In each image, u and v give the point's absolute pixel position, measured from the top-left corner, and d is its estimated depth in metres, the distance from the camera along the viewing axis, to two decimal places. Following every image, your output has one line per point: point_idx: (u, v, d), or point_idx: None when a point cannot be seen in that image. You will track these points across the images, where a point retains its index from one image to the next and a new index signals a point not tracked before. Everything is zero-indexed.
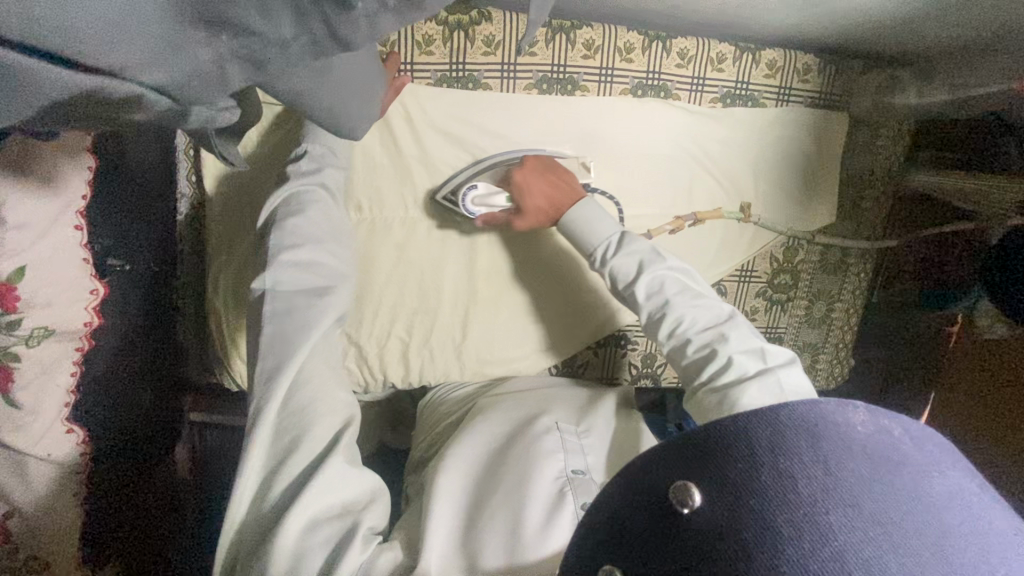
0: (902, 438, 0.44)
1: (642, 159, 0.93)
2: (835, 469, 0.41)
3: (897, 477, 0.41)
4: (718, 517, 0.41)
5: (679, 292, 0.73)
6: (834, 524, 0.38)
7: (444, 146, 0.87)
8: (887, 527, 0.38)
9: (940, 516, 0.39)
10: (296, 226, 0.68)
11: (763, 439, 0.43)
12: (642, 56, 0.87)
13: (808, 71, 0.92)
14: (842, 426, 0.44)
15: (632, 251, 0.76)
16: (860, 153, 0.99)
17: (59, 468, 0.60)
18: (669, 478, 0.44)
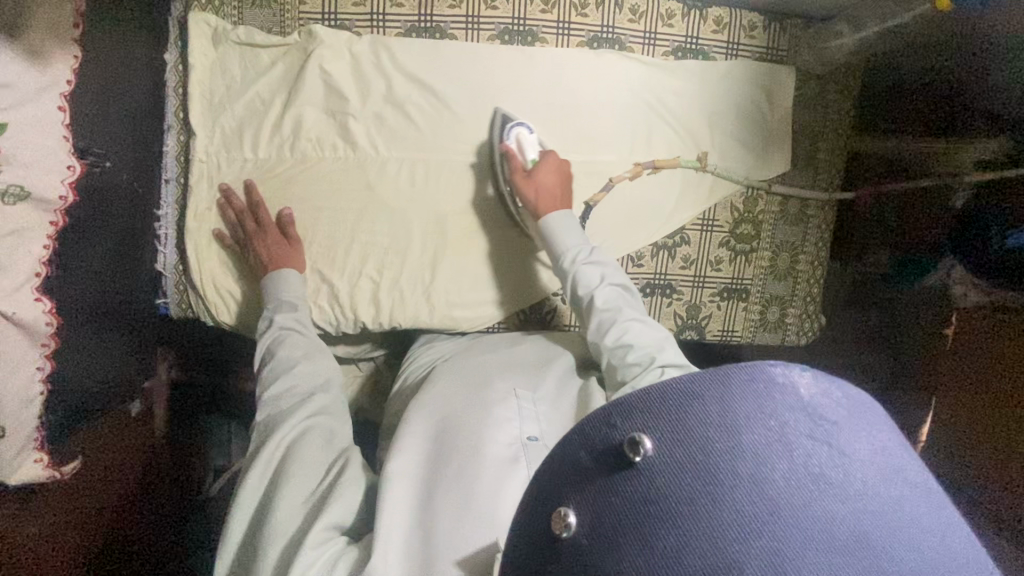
0: (842, 401, 0.38)
1: (601, 107, 0.99)
2: (782, 421, 0.37)
3: (845, 439, 0.37)
4: (659, 474, 0.38)
5: (630, 308, 0.80)
6: (760, 496, 0.35)
7: (413, 90, 0.94)
8: (822, 488, 0.35)
9: (883, 483, 0.36)
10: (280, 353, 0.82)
11: (714, 392, 0.39)
12: (596, 12, 0.96)
13: (754, 28, 1.00)
14: (785, 389, 0.38)
15: (596, 263, 0.83)
16: (810, 107, 1.05)
17: (25, 335, 0.62)
18: (620, 432, 0.40)
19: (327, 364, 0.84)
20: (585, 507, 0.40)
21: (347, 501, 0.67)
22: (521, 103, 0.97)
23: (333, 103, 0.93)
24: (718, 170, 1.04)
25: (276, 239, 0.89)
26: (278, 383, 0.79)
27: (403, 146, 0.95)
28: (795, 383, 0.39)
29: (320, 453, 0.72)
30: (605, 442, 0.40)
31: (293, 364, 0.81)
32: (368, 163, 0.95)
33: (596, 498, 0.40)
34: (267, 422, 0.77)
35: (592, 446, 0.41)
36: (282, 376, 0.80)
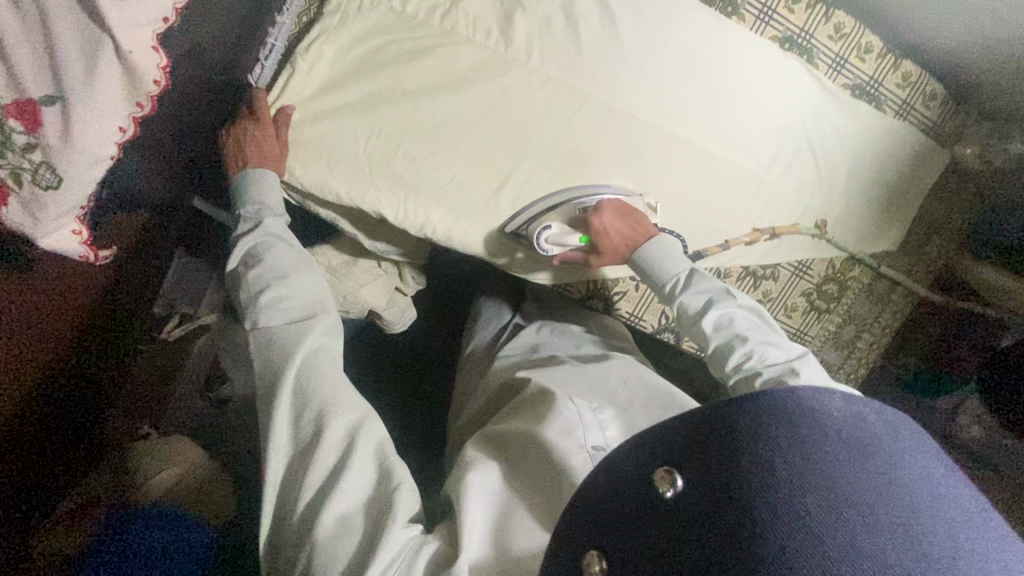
0: (874, 422, 0.48)
1: (762, 113, 0.93)
2: (814, 449, 0.44)
3: (872, 467, 0.44)
4: (696, 498, 0.45)
5: (750, 327, 0.79)
6: (813, 504, 0.41)
7: (592, 10, 0.84)
8: (858, 508, 0.41)
9: (915, 501, 0.42)
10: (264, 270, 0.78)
11: (744, 418, 0.47)
12: (802, 13, 0.89)
13: (932, 99, 0.96)
14: (819, 412, 0.47)
15: (701, 290, 0.82)
16: (942, 198, 1.04)
17: (127, 83, 0.51)
18: (653, 467, 0.50)
19: (320, 284, 0.82)
20: (633, 538, 0.48)
21: (411, 489, 0.69)
22: (686, 75, 0.89)
23: None
24: (834, 223, 1.01)
25: (272, 153, 0.81)
26: (269, 292, 0.77)
27: (557, 64, 0.86)
28: (820, 414, 0.47)
29: (327, 383, 0.73)
30: (643, 477, 0.51)
31: (285, 275, 0.79)
32: (514, 68, 0.85)
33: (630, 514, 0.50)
34: (263, 338, 0.76)
35: (628, 484, 0.51)
36: (273, 286, 0.78)
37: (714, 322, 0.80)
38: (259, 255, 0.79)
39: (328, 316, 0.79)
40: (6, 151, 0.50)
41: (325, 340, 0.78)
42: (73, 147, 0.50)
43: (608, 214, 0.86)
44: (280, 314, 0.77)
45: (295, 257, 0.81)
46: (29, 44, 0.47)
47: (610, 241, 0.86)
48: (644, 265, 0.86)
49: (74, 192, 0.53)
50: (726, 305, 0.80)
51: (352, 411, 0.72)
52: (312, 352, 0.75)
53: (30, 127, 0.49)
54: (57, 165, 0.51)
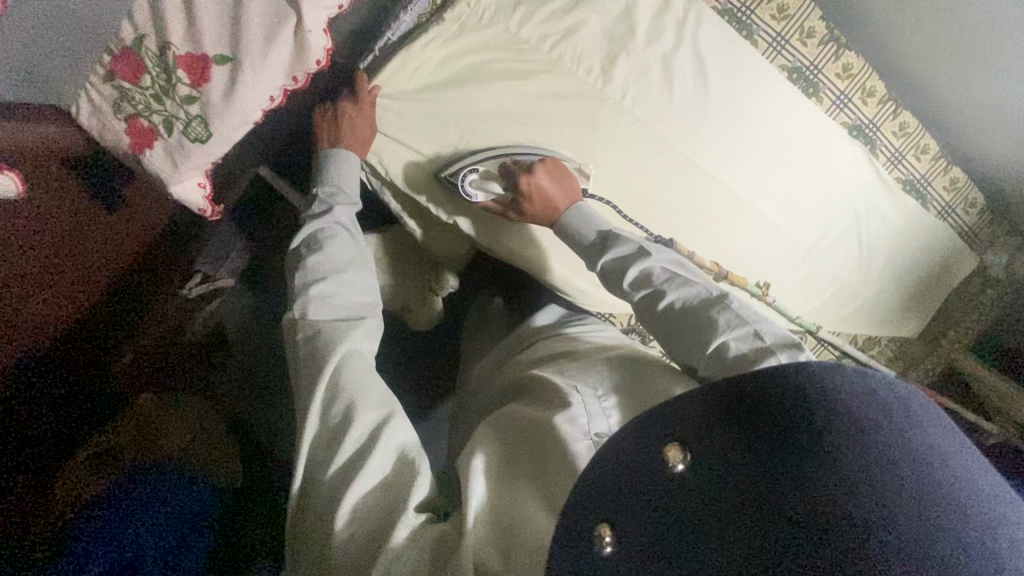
0: (889, 395, 0.43)
1: (820, 188, 0.98)
2: (823, 428, 0.40)
3: (891, 447, 0.39)
4: (709, 479, 0.42)
5: (669, 278, 0.67)
6: (832, 492, 0.37)
7: (690, 64, 0.89)
8: (886, 496, 0.36)
9: (942, 482, 0.37)
10: (318, 262, 0.71)
11: (756, 400, 0.44)
12: (875, 106, 0.95)
13: (972, 205, 1.04)
14: (831, 388, 0.42)
15: (625, 247, 0.70)
16: (963, 298, 1.12)
17: (293, 60, 0.53)
18: (660, 443, 0.46)
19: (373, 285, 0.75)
20: (644, 510, 0.44)
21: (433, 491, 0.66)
22: (761, 140, 0.94)
23: (619, 30, 0.87)
24: (864, 301, 1.07)
25: (355, 135, 0.81)
26: (324, 282, 0.70)
27: (647, 109, 0.90)
28: (831, 391, 0.42)
29: (368, 383, 0.64)
30: (649, 450, 0.46)
31: (342, 267, 0.72)
32: (607, 104, 0.89)
33: (646, 486, 0.45)
34: (307, 332, 0.68)
35: (633, 456, 0.46)
36: (328, 278, 0.71)
37: (633, 280, 0.68)
38: (321, 242, 0.73)
39: (373, 319, 0.71)
40: (165, 99, 0.52)
41: (366, 342, 0.69)
42: (230, 108, 0.52)
43: (536, 172, 0.79)
44: (327, 308, 0.69)
45: (354, 248, 0.75)
46: (219, 6, 0.50)
47: (533, 203, 0.79)
48: (569, 230, 0.77)
49: (217, 148, 0.54)
50: (641, 260, 0.68)
51: (377, 411, 0.62)
52: (353, 352, 0.66)
53: (196, 80, 0.51)
54: (210, 121, 0.53)
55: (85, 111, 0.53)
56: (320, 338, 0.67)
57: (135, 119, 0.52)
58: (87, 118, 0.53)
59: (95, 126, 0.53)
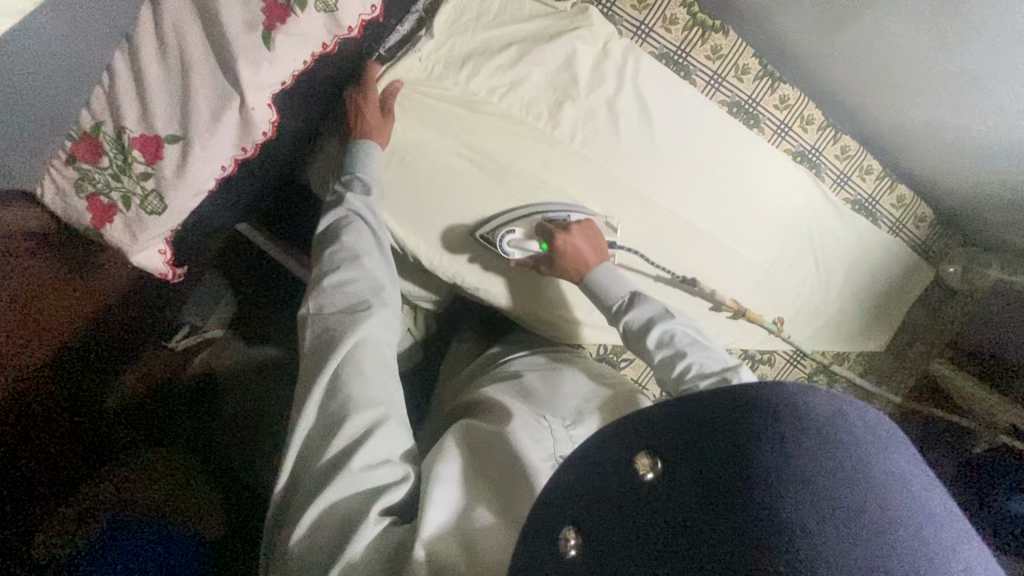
0: (856, 423, 0.41)
1: (774, 212, 1.02)
2: (792, 446, 0.38)
3: (850, 462, 0.38)
4: (666, 488, 0.41)
5: (689, 342, 0.78)
6: (790, 507, 0.36)
7: (633, 105, 0.94)
8: (840, 515, 0.35)
9: (890, 499, 0.37)
10: (337, 253, 0.74)
11: (717, 412, 0.42)
12: (815, 133, 1.00)
13: (922, 220, 1.08)
14: (801, 407, 0.41)
15: (647, 309, 0.82)
16: (924, 309, 1.14)
17: (240, 135, 0.58)
18: (626, 450, 0.46)
19: (389, 276, 0.77)
20: (606, 514, 0.44)
21: None
22: (710, 171, 0.98)
23: (564, 78, 0.92)
24: (829, 319, 1.10)
25: (377, 120, 0.82)
26: (341, 273, 0.73)
27: (597, 148, 0.94)
28: (797, 406, 0.41)
29: (365, 369, 0.66)
30: (619, 459, 0.46)
31: (358, 256, 0.74)
32: (559, 145, 0.93)
33: (616, 494, 0.44)
34: (320, 321, 0.70)
35: (601, 464, 0.46)
36: (345, 268, 0.73)
37: (656, 342, 0.79)
38: (339, 231, 0.76)
39: (386, 308, 0.73)
40: (123, 177, 0.56)
41: (375, 330, 0.71)
42: (181, 179, 0.57)
43: (579, 233, 0.86)
44: (339, 297, 0.71)
45: (370, 238, 0.78)
46: (169, 90, 0.55)
47: (574, 261, 0.87)
48: (593, 286, 0.86)
49: (173, 218, 0.59)
50: (665, 321, 0.79)
51: (372, 405, 0.64)
52: (363, 341, 0.69)
53: (150, 158, 0.56)
54: (165, 195, 0.57)
55: (47, 192, 0.57)
56: (330, 330, 0.69)
57: (94, 197, 0.56)
58: (50, 199, 0.57)
59: (57, 204, 0.57)
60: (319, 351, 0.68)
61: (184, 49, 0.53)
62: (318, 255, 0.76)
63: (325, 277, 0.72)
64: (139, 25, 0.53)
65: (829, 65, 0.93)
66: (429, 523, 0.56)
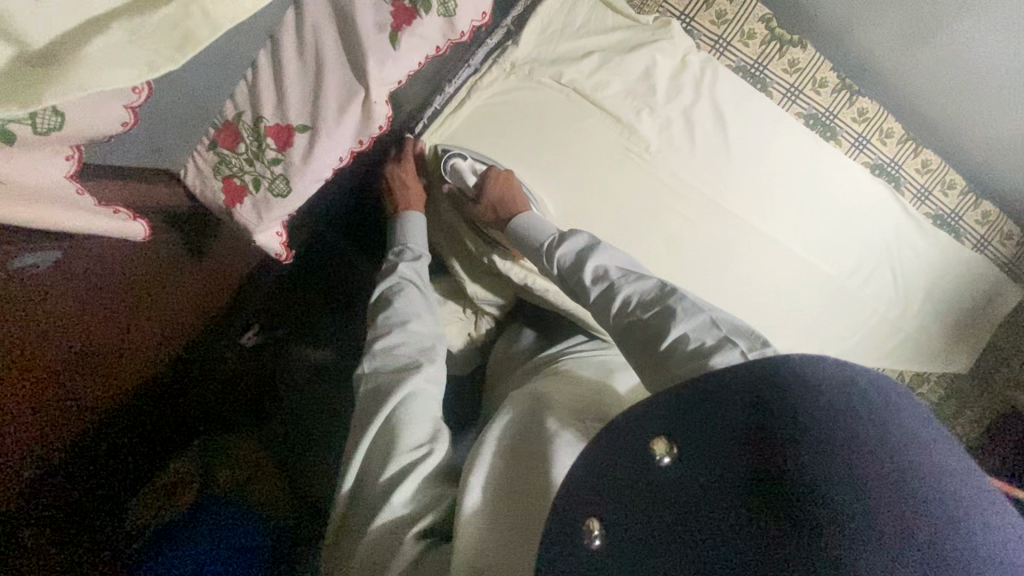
0: (865, 387, 0.42)
1: (850, 227, 1.01)
2: (806, 417, 0.39)
3: (868, 433, 0.39)
4: (696, 471, 0.42)
5: (623, 274, 0.69)
6: (809, 479, 0.36)
7: (709, 116, 0.96)
8: (860, 482, 0.36)
9: (906, 461, 0.37)
10: (388, 314, 0.78)
11: (739, 392, 0.43)
12: (895, 145, 0.99)
13: (1010, 238, 1.04)
14: (809, 377, 0.42)
15: (577, 243, 0.75)
16: (1013, 332, 1.08)
17: (362, 126, 0.63)
18: (648, 436, 0.46)
19: (437, 337, 0.79)
20: (633, 507, 0.44)
21: None
22: (783, 181, 0.99)
23: (642, 89, 0.94)
24: (907, 336, 1.06)
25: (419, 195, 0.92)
26: (390, 334, 0.75)
27: (672, 156, 0.96)
28: (808, 380, 0.42)
29: (418, 421, 0.67)
30: (639, 441, 0.46)
31: (407, 319, 0.77)
32: (634, 154, 0.95)
33: (630, 475, 0.45)
34: (371, 382, 0.72)
35: (617, 452, 0.47)
36: (395, 329, 0.76)
37: (591, 280, 0.70)
38: (391, 297, 0.80)
39: (434, 364, 0.74)
40: (256, 161, 0.62)
41: (428, 387, 0.72)
42: (307, 164, 0.62)
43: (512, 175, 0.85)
44: (389, 361, 0.73)
45: (422, 305, 0.81)
46: (303, 83, 0.60)
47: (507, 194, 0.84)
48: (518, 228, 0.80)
49: (294, 201, 0.64)
50: (595, 256, 0.71)
51: (418, 437, 0.66)
52: (411, 395, 0.69)
53: (281, 142, 0.61)
54: (291, 178, 0.62)
55: (190, 174, 0.63)
56: (380, 389, 0.71)
57: (229, 178, 0.62)
58: (191, 179, 0.63)
59: (196, 183, 0.63)
60: (366, 412, 0.69)
61: (321, 47, 0.59)
62: (371, 322, 0.79)
63: (376, 341, 0.75)
64: (284, 26, 0.59)
65: (911, 78, 0.93)
66: (463, 510, 0.56)
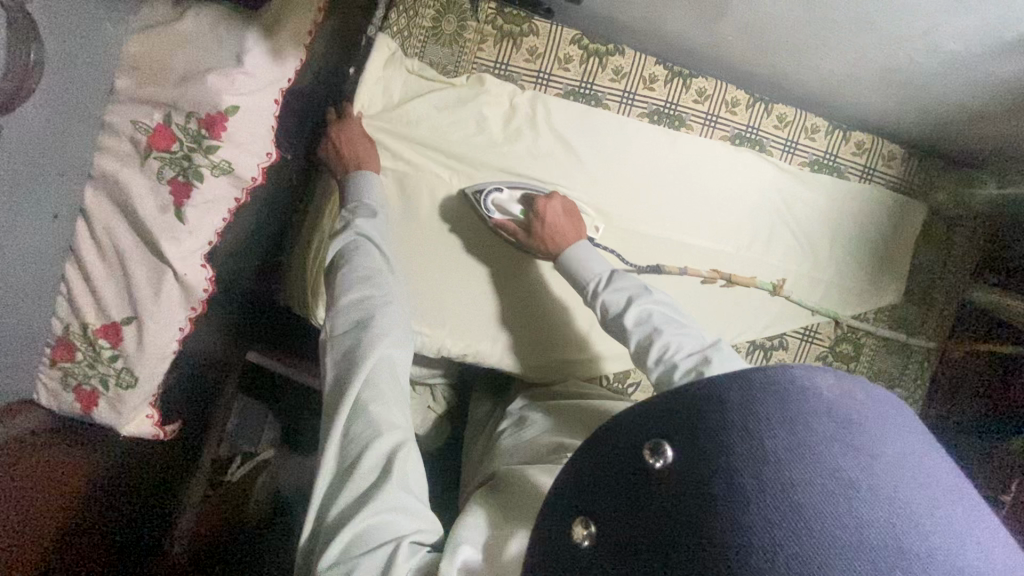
0: (865, 401, 0.45)
1: (731, 200, 1.00)
2: (800, 426, 0.42)
3: (864, 440, 0.42)
4: (691, 465, 0.43)
5: (666, 322, 0.74)
6: (795, 482, 0.40)
7: (554, 144, 0.97)
8: (847, 487, 0.40)
9: (896, 471, 0.41)
10: (347, 272, 0.75)
11: (737, 395, 0.45)
12: (744, 112, 1.00)
13: (892, 158, 1.03)
14: (810, 387, 0.45)
15: (623, 287, 0.79)
16: (930, 248, 1.07)
17: (185, 296, 0.65)
18: (643, 436, 0.48)
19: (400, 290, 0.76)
20: (625, 501, 0.46)
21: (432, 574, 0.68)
22: (653, 177, 0.99)
23: (484, 142, 0.96)
24: (830, 283, 1.04)
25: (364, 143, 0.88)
26: (354, 292, 0.73)
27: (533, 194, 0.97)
28: (808, 390, 0.45)
29: (386, 405, 0.66)
30: (634, 446, 0.48)
31: (367, 273, 0.75)
32: None
33: (625, 477, 0.47)
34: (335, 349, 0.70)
35: (615, 453, 0.49)
36: (354, 287, 0.73)
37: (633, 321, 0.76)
38: (348, 254, 0.77)
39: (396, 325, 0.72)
40: (96, 364, 0.64)
41: (395, 352, 0.70)
42: (142, 351, 0.64)
43: (559, 203, 0.90)
44: (348, 314, 0.72)
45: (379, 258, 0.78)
46: (112, 281, 0.63)
47: (553, 228, 0.89)
48: (569, 262, 0.85)
49: (145, 387, 0.66)
50: (641, 301, 0.76)
51: (390, 432, 0.65)
52: (381, 363, 0.69)
53: (114, 338, 0.63)
54: (134, 368, 0.64)
55: (42, 393, 0.65)
56: (345, 355, 0.69)
57: (79, 387, 0.65)
58: (45, 399, 0.65)
59: (52, 403, 0.66)
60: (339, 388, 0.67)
61: (117, 244, 0.62)
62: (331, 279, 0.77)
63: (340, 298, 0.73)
64: (78, 237, 0.62)
65: None
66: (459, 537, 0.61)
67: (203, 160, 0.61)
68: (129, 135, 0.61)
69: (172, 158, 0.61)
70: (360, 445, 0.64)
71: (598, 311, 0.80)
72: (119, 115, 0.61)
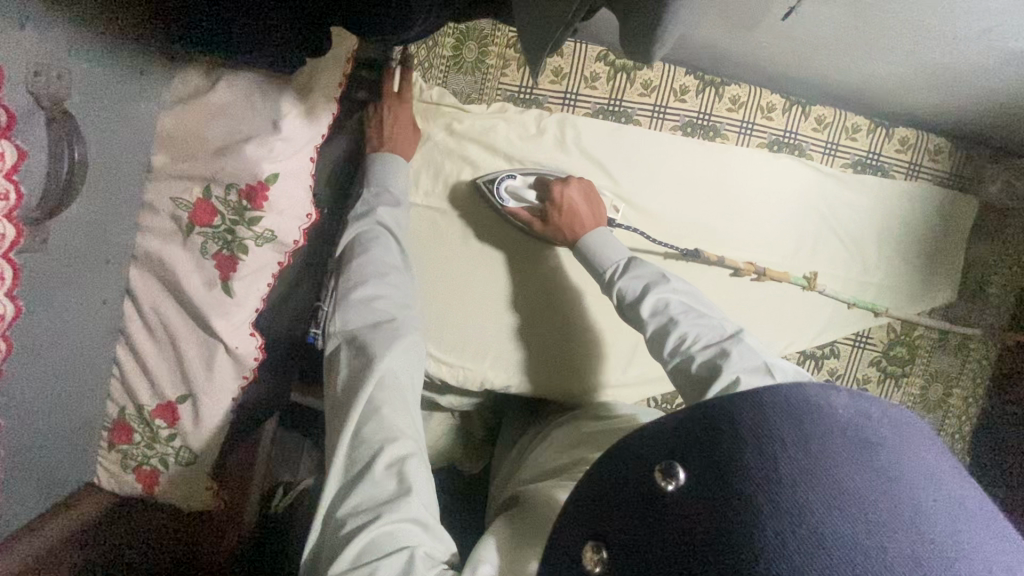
0: (881, 419, 0.44)
1: (773, 208, 0.96)
2: (815, 445, 0.41)
3: (883, 459, 0.41)
4: (700, 488, 0.42)
5: (684, 312, 0.71)
6: (812, 504, 0.38)
7: (586, 164, 0.93)
8: (866, 508, 0.38)
9: (915, 491, 0.39)
10: (361, 264, 0.74)
11: (749, 414, 0.43)
12: (781, 117, 0.97)
13: (939, 152, 0.99)
14: (824, 405, 0.44)
15: (639, 275, 0.76)
16: (982, 241, 1.04)
17: (237, 368, 0.63)
18: (650, 459, 0.46)
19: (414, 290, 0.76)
20: (633, 530, 0.44)
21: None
22: (689, 190, 0.95)
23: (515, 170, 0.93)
24: (880, 286, 1.00)
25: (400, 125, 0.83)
26: (366, 286, 0.72)
27: None
28: (822, 408, 0.43)
29: (394, 416, 0.63)
30: (646, 465, 0.46)
31: (382, 270, 0.74)
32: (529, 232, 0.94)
33: (639, 499, 0.45)
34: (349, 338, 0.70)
35: (620, 477, 0.47)
36: (372, 280, 0.73)
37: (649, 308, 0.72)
38: (363, 245, 0.75)
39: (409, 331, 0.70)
40: (154, 444, 0.63)
41: (407, 355, 0.69)
42: (199, 428, 0.63)
43: (575, 187, 0.85)
44: (363, 312, 0.71)
45: (393, 257, 0.77)
46: (164, 360, 0.62)
47: (568, 214, 0.84)
48: (585, 248, 0.82)
49: (205, 461, 0.65)
50: (659, 289, 0.73)
51: (401, 440, 0.62)
52: (389, 372, 0.66)
53: (170, 418, 0.62)
54: (192, 445, 0.63)
55: (103, 475, 0.65)
56: (360, 356, 0.67)
57: (139, 467, 0.64)
58: (106, 481, 0.65)
59: (114, 484, 0.65)
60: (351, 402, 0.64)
61: (166, 323, 0.61)
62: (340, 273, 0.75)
63: (352, 291, 0.72)
64: (127, 318, 0.61)
65: None
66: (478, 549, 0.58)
67: (247, 233, 0.59)
68: (170, 212, 0.59)
69: (214, 232, 0.59)
70: (370, 457, 0.61)
71: (615, 299, 0.77)
72: (158, 192, 0.60)
